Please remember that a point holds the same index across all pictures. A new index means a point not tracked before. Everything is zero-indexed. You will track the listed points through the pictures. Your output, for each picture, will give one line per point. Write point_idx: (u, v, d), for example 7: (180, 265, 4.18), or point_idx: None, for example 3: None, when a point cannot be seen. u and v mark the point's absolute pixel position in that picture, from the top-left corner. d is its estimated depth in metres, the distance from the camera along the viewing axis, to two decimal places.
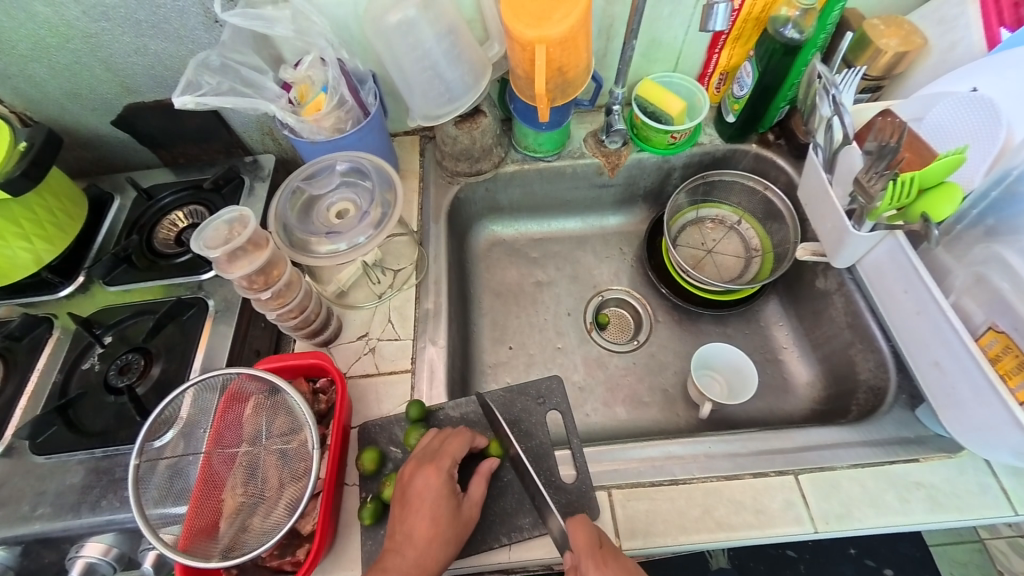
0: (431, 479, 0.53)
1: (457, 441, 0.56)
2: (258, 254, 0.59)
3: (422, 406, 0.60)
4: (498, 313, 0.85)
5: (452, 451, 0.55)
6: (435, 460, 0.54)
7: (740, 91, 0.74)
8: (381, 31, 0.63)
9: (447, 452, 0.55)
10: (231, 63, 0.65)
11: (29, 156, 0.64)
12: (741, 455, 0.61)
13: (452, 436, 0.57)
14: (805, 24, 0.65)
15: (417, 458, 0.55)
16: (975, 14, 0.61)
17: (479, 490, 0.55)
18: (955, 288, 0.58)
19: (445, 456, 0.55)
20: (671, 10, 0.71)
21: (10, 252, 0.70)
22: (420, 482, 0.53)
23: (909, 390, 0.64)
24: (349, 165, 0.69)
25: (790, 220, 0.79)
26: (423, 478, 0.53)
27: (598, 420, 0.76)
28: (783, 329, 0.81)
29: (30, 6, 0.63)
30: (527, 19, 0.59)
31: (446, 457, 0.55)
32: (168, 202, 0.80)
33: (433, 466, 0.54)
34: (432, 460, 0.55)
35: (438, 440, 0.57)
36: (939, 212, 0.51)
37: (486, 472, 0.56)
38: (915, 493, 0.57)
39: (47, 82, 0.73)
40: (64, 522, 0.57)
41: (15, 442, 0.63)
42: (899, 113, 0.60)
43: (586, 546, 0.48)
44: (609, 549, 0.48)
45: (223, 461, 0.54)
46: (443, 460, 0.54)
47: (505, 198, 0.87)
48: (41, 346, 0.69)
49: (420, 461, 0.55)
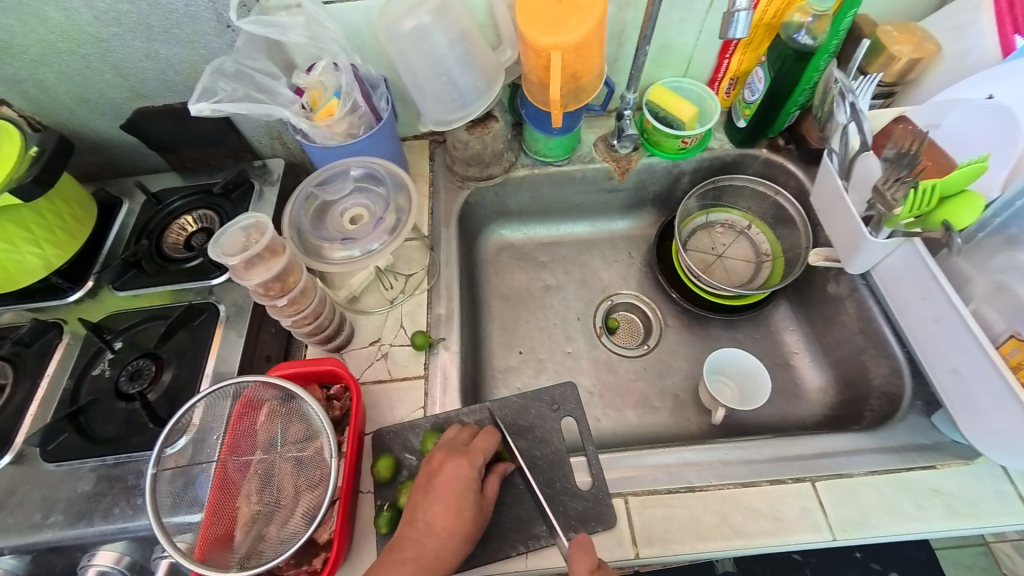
0: (461, 470, 0.53)
1: (486, 437, 0.57)
2: (275, 261, 0.59)
3: (425, 334, 0.66)
4: (508, 317, 0.84)
5: (482, 447, 0.56)
6: (466, 453, 0.55)
7: (751, 97, 0.75)
8: (394, 37, 0.63)
9: (479, 447, 0.56)
10: (246, 69, 0.66)
11: (41, 162, 0.64)
12: (757, 462, 0.60)
13: (482, 432, 0.58)
14: (818, 30, 0.65)
15: (446, 447, 0.56)
16: (988, 21, 0.61)
17: (496, 488, 0.55)
18: (975, 296, 0.58)
19: (476, 450, 0.55)
20: (683, 16, 0.71)
21: (20, 256, 0.69)
22: (450, 470, 0.53)
23: (924, 396, 0.64)
24: (363, 171, 0.69)
25: (800, 225, 0.79)
26: (453, 467, 0.53)
27: (609, 426, 0.76)
28: (793, 334, 0.81)
29: (42, 11, 0.63)
30: (543, 26, 0.59)
31: (477, 452, 0.55)
32: (178, 207, 0.80)
33: (465, 457, 0.54)
34: (463, 452, 0.55)
35: (467, 434, 0.58)
36: (960, 220, 0.51)
37: (503, 473, 0.57)
38: (932, 500, 0.56)
39: (57, 86, 0.72)
40: (76, 530, 0.57)
41: (26, 449, 0.62)
42: (914, 120, 0.61)
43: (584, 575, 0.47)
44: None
45: (237, 469, 0.54)
46: (475, 454, 0.55)
47: (515, 203, 0.86)
48: (50, 351, 0.69)
49: (451, 451, 0.55)
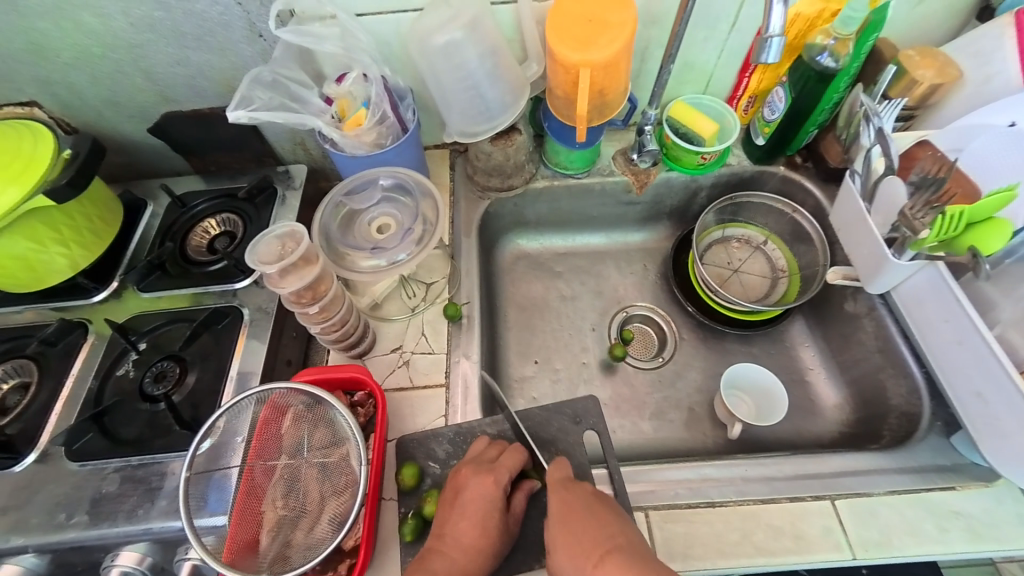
0: (487, 488, 0.53)
1: (514, 455, 0.57)
2: (308, 269, 0.59)
3: (457, 307, 0.70)
4: (523, 326, 0.85)
5: (509, 464, 0.56)
6: (491, 470, 0.55)
7: (771, 115, 0.75)
8: (426, 51, 0.64)
9: (504, 464, 0.56)
10: (281, 79, 0.67)
11: (75, 166, 0.65)
12: (777, 479, 0.61)
13: (508, 449, 0.58)
14: (840, 52, 0.66)
15: (472, 463, 0.56)
16: (1011, 48, 0.62)
17: (520, 505, 0.56)
18: (1000, 321, 0.58)
19: (503, 468, 0.55)
20: (706, 34, 0.72)
21: (47, 256, 0.70)
22: (475, 489, 0.53)
23: (943, 417, 0.64)
24: (392, 181, 0.70)
25: (818, 243, 0.79)
26: (478, 485, 0.54)
27: (625, 437, 0.76)
28: (809, 350, 0.82)
29: (79, 16, 0.64)
30: (572, 42, 0.60)
31: (503, 470, 0.55)
32: (201, 209, 0.81)
33: (491, 475, 0.54)
34: (489, 470, 0.55)
35: (495, 450, 0.58)
36: (987, 246, 0.53)
37: (529, 490, 0.57)
38: (953, 522, 0.57)
39: (88, 90, 0.74)
40: (101, 531, 0.57)
41: (50, 448, 0.63)
42: (938, 144, 0.62)
43: (554, 482, 0.54)
44: (577, 485, 0.53)
45: (264, 474, 0.54)
46: (501, 472, 0.55)
47: (533, 213, 0.87)
48: (76, 351, 0.69)
49: (477, 467, 0.55)
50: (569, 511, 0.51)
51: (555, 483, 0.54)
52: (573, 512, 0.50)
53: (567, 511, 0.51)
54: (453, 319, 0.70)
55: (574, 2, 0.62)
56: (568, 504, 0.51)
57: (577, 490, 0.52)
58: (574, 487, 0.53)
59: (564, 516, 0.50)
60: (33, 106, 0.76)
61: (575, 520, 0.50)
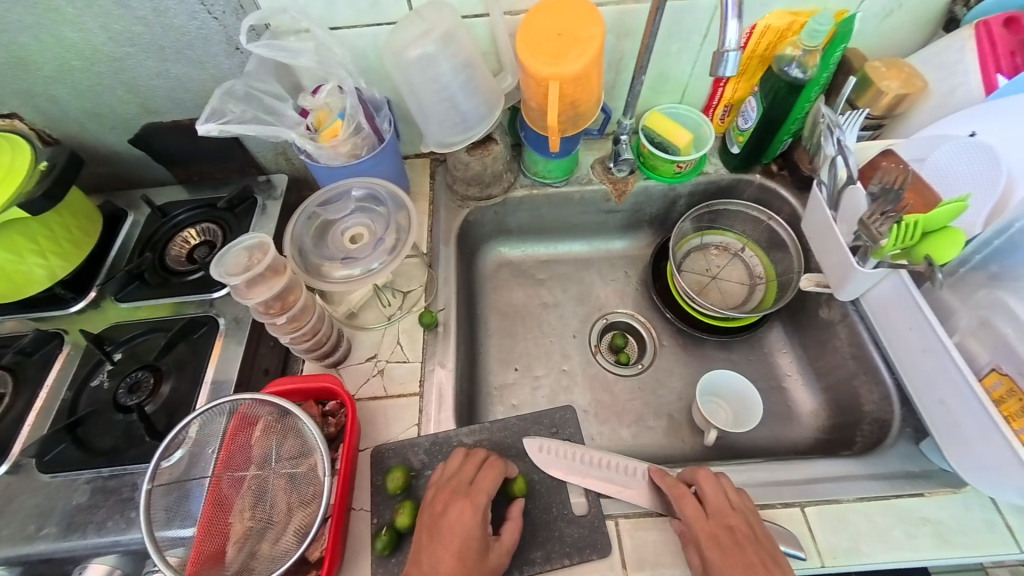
0: (465, 515, 0.53)
1: (489, 475, 0.57)
2: (276, 280, 0.60)
3: (433, 315, 0.70)
4: (505, 334, 0.85)
5: (485, 486, 0.56)
6: (469, 495, 0.55)
7: (745, 124, 0.76)
8: (400, 64, 0.65)
9: (482, 486, 0.55)
10: (255, 91, 0.68)
11: (51, 176, 0.66)
12: (749, 486, 0.61)
13: (486, 467, 0.58)
14: (809, 63, 0.67)
15: (450, 486, 0.56)
16: (973, 60, 0.63)
17: (511, 537, 0.55)
18: (960, 329, 0.61)
19: (480, 490, 0.55)
20: (680, 46, 0.73)
21: (25, 267, 0.70)
22: (454, 515, 0.53)
23: (913, 423, 0.64)
24: (365, 191, 0.70)
25: (793, 250, 0.80)
26: (457, 511, 0.54)
27: (604, 444, 0.76)
28: (787, 357, 0.82)
29: (59, 31, 0.65)
30: (544, 57, 0.61)
31: (481, 493, 0.55)
32: (182, 219, 0.81)
33: (468, 500, 0.54)
34: (466, 493, 0.55)
35: (473, 470, 0.57)
36: (943, 254, 0.53)
37: (519, 519, 0.56)
38: (922, 529, 0.57)
39: (69, 102, 0.75)
40: (70, 542, 0.57)
41: (22, 459, 0.63)
42: (901, 154, 0.64)
43: (695, 514, 0.54)
44: (716, 515, 0.54)
45: (231, 485, 0.54)
46: (478, 495, 0.55)
47: (514, 221, 0.88)
48: (52, 361, 0.69)
49: (455, 492, 0.55)
50: (723, 547, 0.51)
51: (698, 517, 0.54)
52: (733, 552, 0.51)
53: (721, 551, 0.51)
54: (428, 327, 0.70)
55: (546, 17, 0.63)
56: (720, 542, 0.51)
57: (721, 525, 0.53)
58: (716, 519, 0.53)
59: (729, 561, 0.50)
60: (14, 119, 0.76)
61: (738, 561, 0.50)
